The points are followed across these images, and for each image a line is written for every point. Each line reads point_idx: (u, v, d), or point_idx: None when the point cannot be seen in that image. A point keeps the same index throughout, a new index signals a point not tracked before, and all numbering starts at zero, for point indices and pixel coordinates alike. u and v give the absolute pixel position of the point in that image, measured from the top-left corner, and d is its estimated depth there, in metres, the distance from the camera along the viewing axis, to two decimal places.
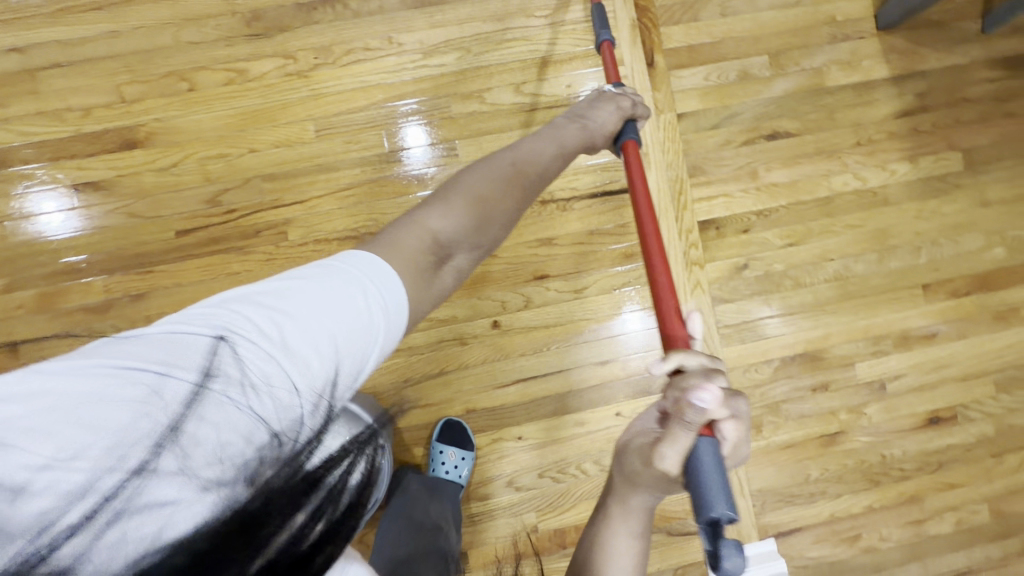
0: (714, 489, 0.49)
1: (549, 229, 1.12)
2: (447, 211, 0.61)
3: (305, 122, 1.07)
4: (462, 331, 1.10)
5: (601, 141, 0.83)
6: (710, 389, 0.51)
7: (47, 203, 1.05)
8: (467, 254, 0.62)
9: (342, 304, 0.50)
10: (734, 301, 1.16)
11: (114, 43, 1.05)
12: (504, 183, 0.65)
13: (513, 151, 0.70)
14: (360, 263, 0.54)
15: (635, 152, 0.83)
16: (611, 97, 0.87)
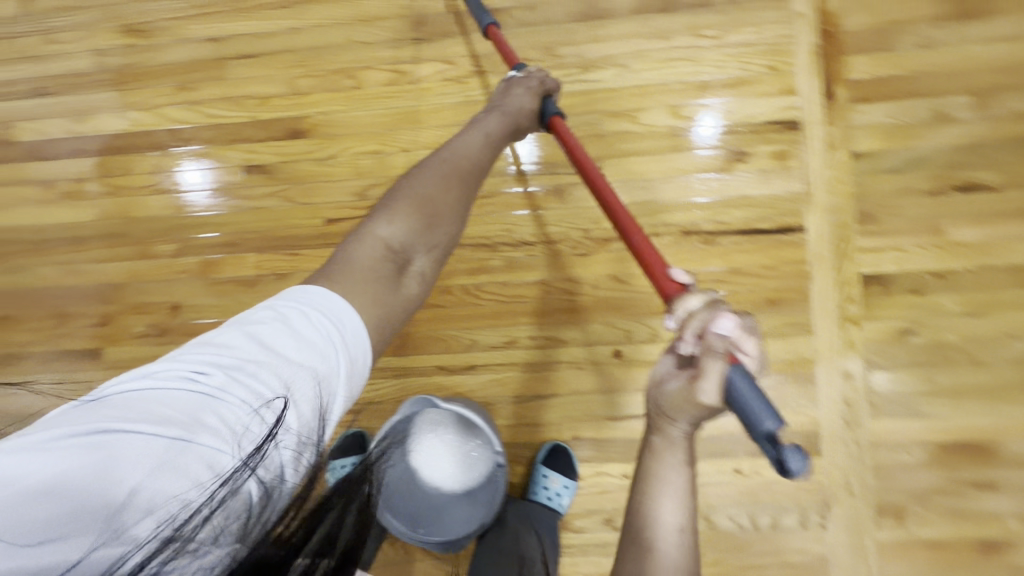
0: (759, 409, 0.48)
1: (688, 261, 1.05)
2: (393, 217, 0.65)
3: (455, 127, 1.09)
4: (580, 355, 1.06)
5: (526, 122, 0.85)
6: (725, 317, 0.52)
7: (196, 180, 1.15)
8: (427, 255, 0.66)
9: (310, 343, 0.53)
10: (890, 369, 1.02)
11: (295, 40, 1.13)
12: (446, 178, 0.69)
13: (444, 151, 0.74)
14: (316, 293, 0.57)
15: (564, 126, 0.86)
16: (517, 82, 0.87)
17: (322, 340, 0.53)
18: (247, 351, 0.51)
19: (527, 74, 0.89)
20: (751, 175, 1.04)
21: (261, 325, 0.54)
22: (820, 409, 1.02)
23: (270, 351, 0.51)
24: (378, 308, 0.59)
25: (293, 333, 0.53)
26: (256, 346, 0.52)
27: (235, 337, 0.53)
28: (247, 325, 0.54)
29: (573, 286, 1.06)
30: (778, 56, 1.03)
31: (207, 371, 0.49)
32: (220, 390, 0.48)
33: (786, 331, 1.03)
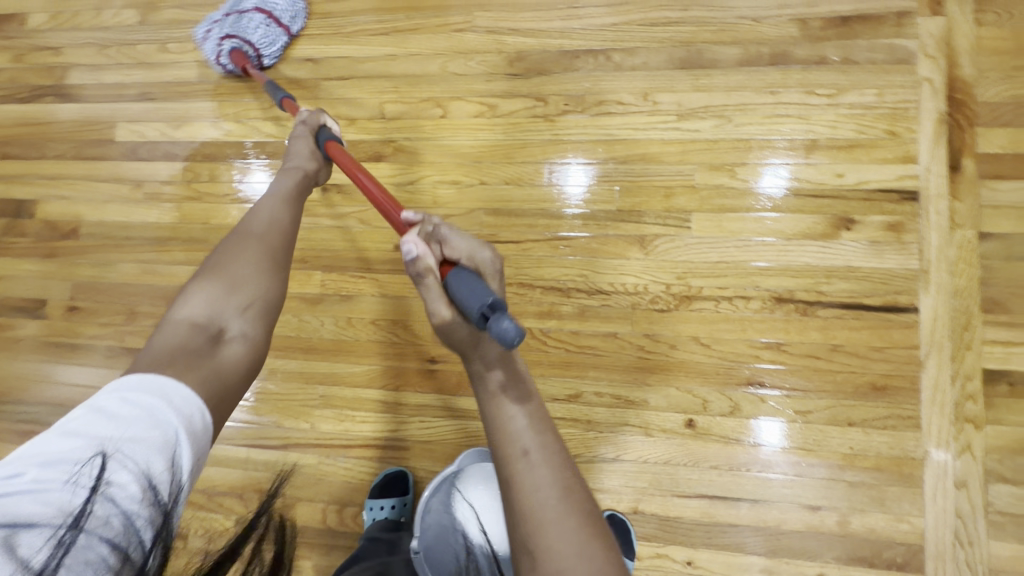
0: (473, 293, 0.55)
1: (780, 331, 0.95)
2: (192, 295, 0.61)
3: (540, 165, 1.05)
4: (649, 420, 0.97)
5: (316, 163, 0.89)
6: (409, 243, 0.62)
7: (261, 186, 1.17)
8: (241, 317, 0.61)
9: (135, 411, 0.46)
10: (1017, 484, 0.87)
11: (389, 66, 1.13)
12: (258, 246, 0.67)
13: (246, 222, 0.71)
14: (130, 378, 0.50)
15: (338, 147, 0.89)
16: (291, 135, 0.94)
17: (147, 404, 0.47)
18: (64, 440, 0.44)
19: (304, 118, 0.95)
20: (858, 245, 0.94)
21: (78, 417, 0.46)
22: (925, 518, 0.89)
23: (94, 431, 0.44)
24: (196, 373, 0.53)
25: (112, 410, 0.46)
26: (78, 434, 0.44)
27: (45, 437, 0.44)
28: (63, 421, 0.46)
29: (649, 343, 0.99)
30: (899, 121, 0.95)
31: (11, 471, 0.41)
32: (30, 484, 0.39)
33: (890, 423, 0.91)
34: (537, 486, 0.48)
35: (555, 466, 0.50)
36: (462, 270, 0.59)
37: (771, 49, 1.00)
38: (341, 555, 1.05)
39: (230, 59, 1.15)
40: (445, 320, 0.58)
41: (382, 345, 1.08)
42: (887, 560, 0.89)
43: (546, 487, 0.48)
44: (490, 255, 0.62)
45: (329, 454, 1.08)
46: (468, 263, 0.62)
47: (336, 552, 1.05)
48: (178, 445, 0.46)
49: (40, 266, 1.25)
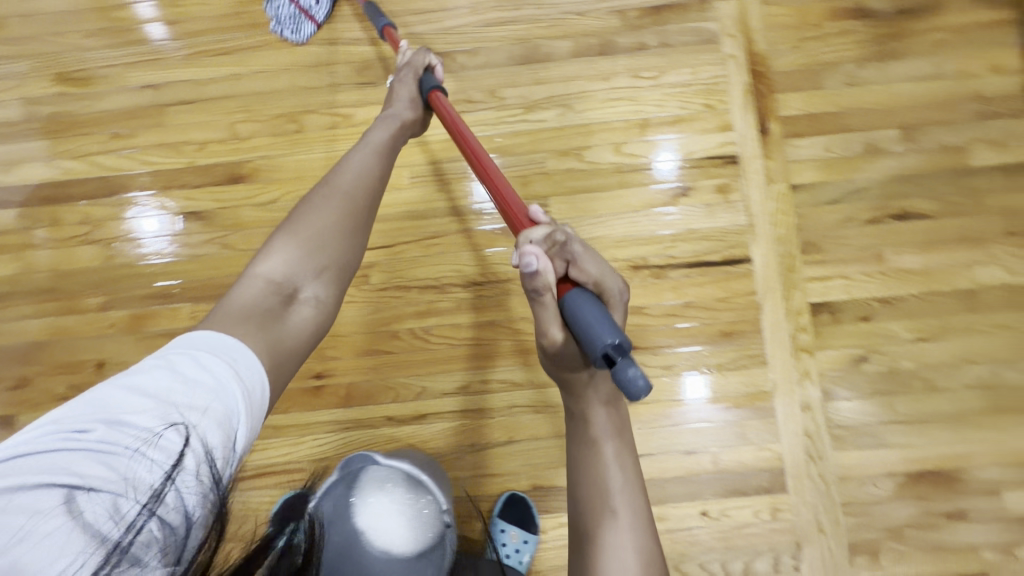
0: (598, 326, 0.54)
1: (640, 296, 1.03)
2: (272, 253, 0.65)
3: (402, 169, 1.08)
4: (536, 398, 1.01)
5: (409, 116, 0.87)
6: (528, 253, 0.61)
7: (151, 223, 1.09)
8: (317, 280, 0.65)
9: (197, 380, 0.50)
10: (849, 399, 1.00)
11: (237, 86, 1.11)
12: (343, 205, 0.69)
13: (335, 176, 0.73)
14: (201, 334, 0.54)
15: (442, 101, 0.86)
16: (396, 78, 0.92)
17: (201, 379, 0.50)
18: (132, 398, 0.48)
19: (405, 62, 0.93)
20: (695, 209, 1.04)
21: (151, 374, 0.50)
22: (782, 443, 0.99)
23: (161, 397, 0.48)
24: (269, 335, 0.58)
25: (178, 375, 0.50)
26: (144, 394, 0.48)
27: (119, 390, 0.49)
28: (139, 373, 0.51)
29: (525, 326, 1.03)
30: (713, 95, 1.06)
31: (90, 425, 0.46)
32: (105, 442, 0.44)
33: (743, 364, 1.01)
34: (618, 548, 0.54)
35: (640, 532, 0.55)
36: (585, 291, 0.59)
37: (599, 39, 1.08)
38: None
39: None
40: (556, 342, 0.60)
41: None
42: (756, 487, 0.99)
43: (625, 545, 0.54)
44: (614, 287, 0.62)
45: None
46: (592, 288, 0.61)
47: None
48: (236, 418, 0.50)
49: None
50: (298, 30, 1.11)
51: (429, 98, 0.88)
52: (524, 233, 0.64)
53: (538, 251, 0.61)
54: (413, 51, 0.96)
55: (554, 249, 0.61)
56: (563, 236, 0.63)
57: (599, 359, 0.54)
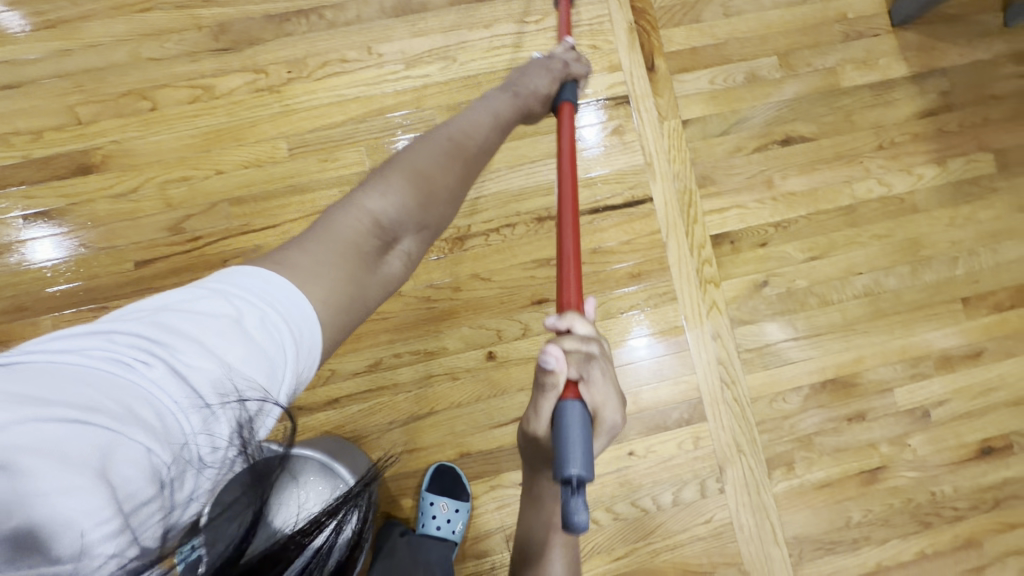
0: (573, 448, 0.49)
1: (547, 248, 1.02)
2: (385, 189, 0.59)
3: (277, 140, 0.98)
4: (453, 364, 0.98)
5: (539, 105, 0.81)
6: (554, 353, 0.55)
7: (37, 228, 0.95)
8: (415, 234, 0.61)
9: (256, 346, 0.45)
10: (754, 323, 1.04)
11: (69, 62, 0.97)
12: (459, 162, 0.66)
13: (460, 129, 0.69)
14: (272, 275, 0.49)
15: (570, 116, 0.80)
16: (539, 63, 0.85)
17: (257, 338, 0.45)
18: (182, 338, 0.44)
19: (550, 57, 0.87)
20: (593, 154, 1.03)
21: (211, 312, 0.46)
22: (697, 374, 1.02)
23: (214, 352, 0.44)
24: (363, 284, 0.53)
25: (238, 329, 0.45)
26: (199, 338, 0.44)
27: (178, 318, 0.46)
28: (198, 301, 0.47)
29: (433, 293, 0.99)
30: (597, 35, 1.04)
31: (147, 357, 0.43)
32: (160, 385, 0.42)
33: (653, 302, 1.02)
34: None
35: None
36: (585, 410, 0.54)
37: None
38: None
39: None
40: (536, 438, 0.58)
41: None
42: (678, 420, 1.02)
43: None
44: (613, 419, 0.58)
45: None
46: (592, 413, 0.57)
47: None
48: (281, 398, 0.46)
49: None
50: None
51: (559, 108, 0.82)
52: (556, 321, 0.60)
53: (563, 352, 0.56)
54: (574, 51, 0.90)
55: (579, 356, 0.57)
56: (598, 351, 0.58)
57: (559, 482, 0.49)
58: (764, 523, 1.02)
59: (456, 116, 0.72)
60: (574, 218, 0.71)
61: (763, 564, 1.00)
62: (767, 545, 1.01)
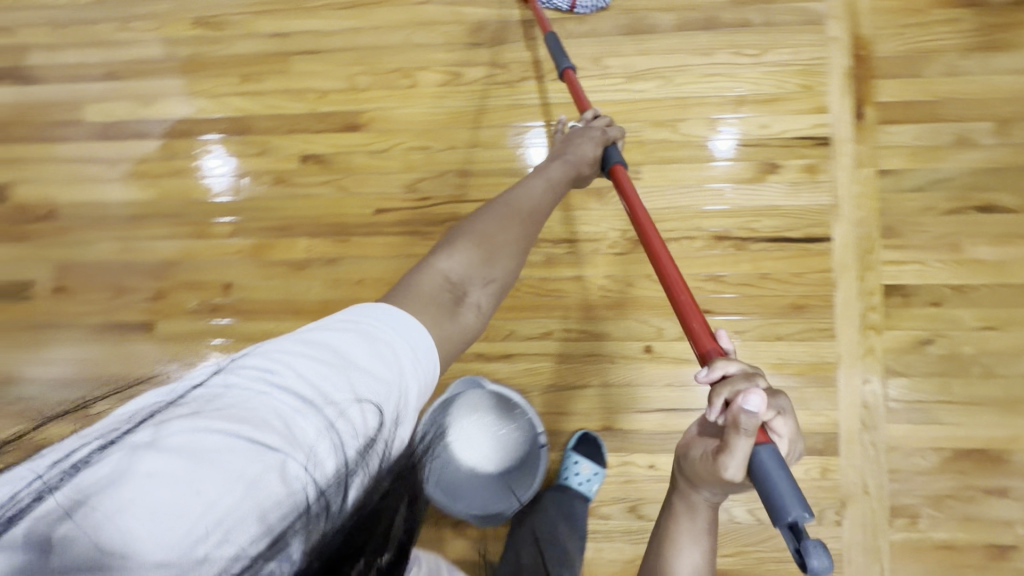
0: (787, 494, 0.49)
1: (719, 265, 1.10)
2: (453, 253, 0.69)
3: (504, 128, 1.15)
4: (613, 349, 1.11)
5: (587, 169, 0.90)
6: (756, 393, 0.52)
7: (224, 168, 1.22)
8: (482, 288, 0.68)
9: (366, 370, 0.51)
10: (908, 377, 1.07)
11: (357, 38, 1.20)
12: (520, 223, 0.74)
13: (511, 197, 0.77)
14: (370, 319, 0.57)
15: (625, 176, 0.88)
16: (584, 134, 0.93)
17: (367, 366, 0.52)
18: (305, 366, 0.49)
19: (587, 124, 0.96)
20: (781, 186, 1.10)
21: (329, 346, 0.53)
22: (839, 411, 1.07)
23: (332, 375, 0.49)
24: (440, 327, 0.61)
25: (349, 357, 0.52)
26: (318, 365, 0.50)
27: (300, 352, 0.51)
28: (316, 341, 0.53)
29: (608, 283, 1.12)
30: (812, 76, 1.10)
31: (277, 381, 0.48)
32: (285, 402, 0.46)
33: (810, 335, 1.08)
34: None
35: None
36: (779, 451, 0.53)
37: (703, 15, 1.13)
38: None
39: None
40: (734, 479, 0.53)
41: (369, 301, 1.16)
42: (809, 449, 1.08)
43: None
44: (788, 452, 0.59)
45: None
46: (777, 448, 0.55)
47: None
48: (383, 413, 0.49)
49: (16, 250, 1.24)
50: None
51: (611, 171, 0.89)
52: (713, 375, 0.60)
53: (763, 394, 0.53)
54: (608, 118, 0.99)
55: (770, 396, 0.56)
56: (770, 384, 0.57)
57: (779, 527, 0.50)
58: (874, 565, 1.06)
59: (508, 189, 0.81)
60: (682, 280, 0.75)
61: None
62: None
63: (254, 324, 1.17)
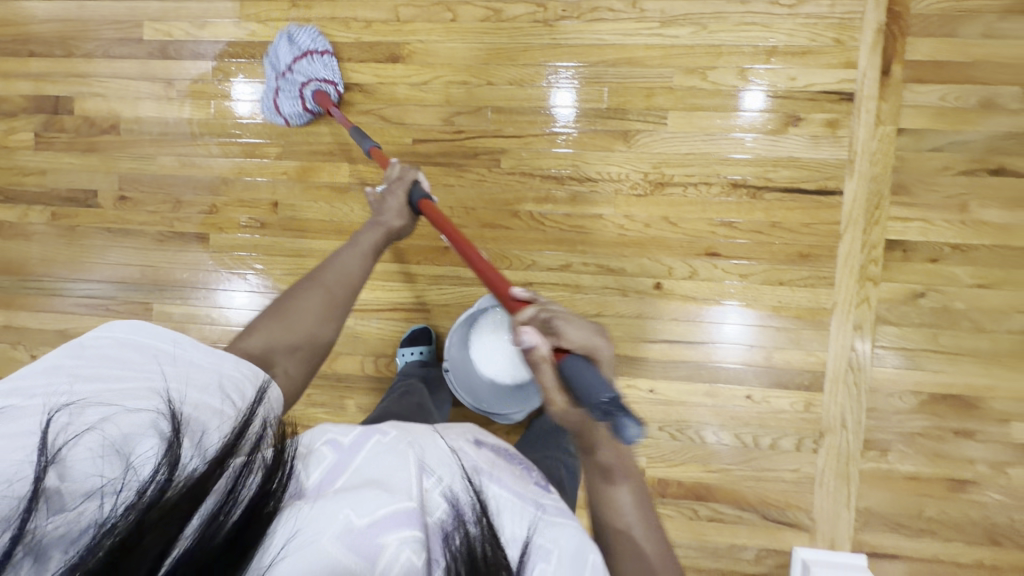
0: (588, 385, 0.60)
1: (733, 211, 1.18)
2: (254, 332, 0.73)
3: (540, 67, 1.20)
4: (627, 285, 1.21)
5: (399, 223, 0.99)
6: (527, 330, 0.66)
7: (249, 103, 1.30)
8: (287, 359, 0.72)
9: (183, 364, 0.60)
10: (899, 326, 1.15)
11: None
12: (324, 294, 0.80)
13: (317, 271, 0.84)
14: (168, 333, 0.63)
15: (433, 207, 0.97)
16: (386, 190, 1.03)
17: (165, 350, 0.62)
18: (122, 366, 0.57)
19: (394, 172, 1.05)
20: (801, 139, 1.15)
21: (142, 350, 0.60)
22: (828, 353, 1.17)
23: (149, 372, 0.58)
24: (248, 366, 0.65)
25: (159, 359, 0.60)
26: (134, 365, 0.58)
27: (118, 356, 0.59)
28: (129, 345, 0.60)
29: (627, 222, 1.20)
30: (847, 30, 1.12)
31: (98, 375, 0.55)
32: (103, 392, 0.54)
33: (811, 282, 1.17)
34: (626, 508, 0.63)
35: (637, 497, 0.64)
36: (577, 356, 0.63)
37: None
38: (376, 395, 1.28)
39: (313, 100, 1.21)
40: (563, 404, 0.64)
41: None
42: (797, 384, 1.19)
43: (632, 507, 0.63)
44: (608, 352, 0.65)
45: (362, 318, 1.29)
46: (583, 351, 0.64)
47: (371, 393, 1.29)
48: (202, 385, 0.58)
49: (81, 160, 1.35)
50: (332, 72, 1.23)
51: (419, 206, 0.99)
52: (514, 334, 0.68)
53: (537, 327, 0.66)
54: (404, 166, 1.07)
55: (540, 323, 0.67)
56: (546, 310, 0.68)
57: (593, 412, 0.60)
58: (842, 489, 1.19)
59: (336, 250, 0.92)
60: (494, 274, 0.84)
61: (829, 519, 1.19)
62: (838, 507, 1.19)
63: (301, 242, 1.29)
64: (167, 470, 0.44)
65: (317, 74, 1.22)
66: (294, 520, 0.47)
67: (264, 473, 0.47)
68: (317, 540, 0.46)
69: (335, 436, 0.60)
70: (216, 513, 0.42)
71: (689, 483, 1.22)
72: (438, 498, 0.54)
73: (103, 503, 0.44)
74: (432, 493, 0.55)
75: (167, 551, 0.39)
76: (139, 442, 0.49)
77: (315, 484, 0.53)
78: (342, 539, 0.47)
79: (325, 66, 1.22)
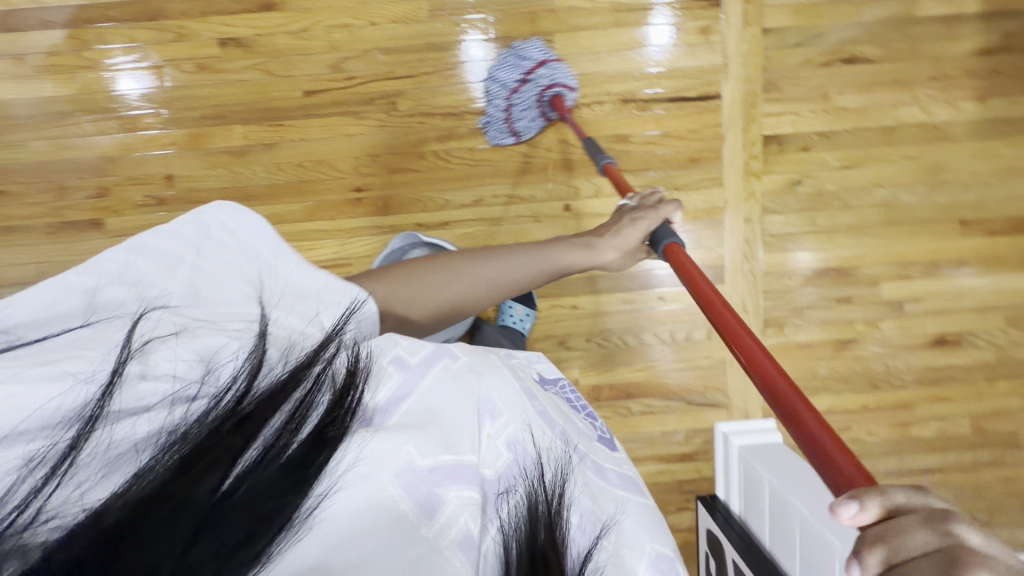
0: None
1: (626, 126, 1.24)
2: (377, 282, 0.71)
3: (421, 2, 1.19)
4: (540, 211, 1.25)
5: (614, 256, 0.86)
6: None
7: (132, 74, 1.21)
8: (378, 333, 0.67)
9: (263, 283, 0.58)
10: (782, 214, 1.28)
11: None
12: (460, 287, 0.75)
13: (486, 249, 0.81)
14: (258, 240, 0.62)
15: (687, 259, 0.80)
16: (628, 217, 0.89)
17: (256, 270, 0.59)
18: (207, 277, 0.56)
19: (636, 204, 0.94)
20: (680, 48, 1.21)
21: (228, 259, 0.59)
22: (724, 247, 1.28)
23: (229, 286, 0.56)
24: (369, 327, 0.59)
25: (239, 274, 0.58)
26: (212, 278, 0.56)
27: (205, 264, 0.57)
28: (216, 252, 0.59)
29: (531, 150, 1.25)
30: None
31: (182, 285, 0.54)
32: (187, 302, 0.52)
33: (704, 184, 1.26)
34: None
35: None
36: None
37: None
38: None
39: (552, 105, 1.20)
40: None
41: (313, 183, 1.24)
42: None
43: None
44: None
45: None
46: None
47: None
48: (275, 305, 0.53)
49: None
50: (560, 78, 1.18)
51: (666, 249, 0.83)
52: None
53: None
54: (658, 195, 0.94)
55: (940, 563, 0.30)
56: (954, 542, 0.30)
57: None
58: None
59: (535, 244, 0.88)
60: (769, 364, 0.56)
61: (742, 393, 1.35)
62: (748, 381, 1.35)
63: None
64: (244, 379, 0.38)
65: (549, 79, 1.17)
66: (355, 450, 0.39)
67: (333, 392, 0.39)
68: (375, 475, 0.39)
69: (401, 353, 0.50)
70: (279, 434, 0.35)
71: (619, 384, 1.34)
72: (501, 447, 0.47)
73: (175, 405, 0.38)
74: (496, 439, 0.48)
75: (228, 470, 0.33)
76: (219, 351, 0.44)
77: (381, 405, 0.45)
78: (403, 478, 0.40)
79: (554, 71, 1.17)
